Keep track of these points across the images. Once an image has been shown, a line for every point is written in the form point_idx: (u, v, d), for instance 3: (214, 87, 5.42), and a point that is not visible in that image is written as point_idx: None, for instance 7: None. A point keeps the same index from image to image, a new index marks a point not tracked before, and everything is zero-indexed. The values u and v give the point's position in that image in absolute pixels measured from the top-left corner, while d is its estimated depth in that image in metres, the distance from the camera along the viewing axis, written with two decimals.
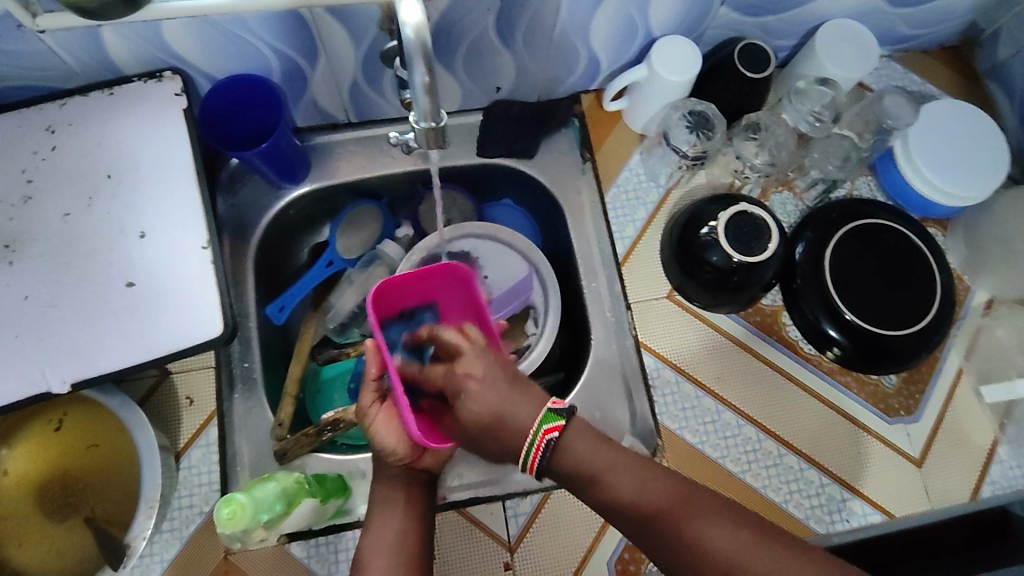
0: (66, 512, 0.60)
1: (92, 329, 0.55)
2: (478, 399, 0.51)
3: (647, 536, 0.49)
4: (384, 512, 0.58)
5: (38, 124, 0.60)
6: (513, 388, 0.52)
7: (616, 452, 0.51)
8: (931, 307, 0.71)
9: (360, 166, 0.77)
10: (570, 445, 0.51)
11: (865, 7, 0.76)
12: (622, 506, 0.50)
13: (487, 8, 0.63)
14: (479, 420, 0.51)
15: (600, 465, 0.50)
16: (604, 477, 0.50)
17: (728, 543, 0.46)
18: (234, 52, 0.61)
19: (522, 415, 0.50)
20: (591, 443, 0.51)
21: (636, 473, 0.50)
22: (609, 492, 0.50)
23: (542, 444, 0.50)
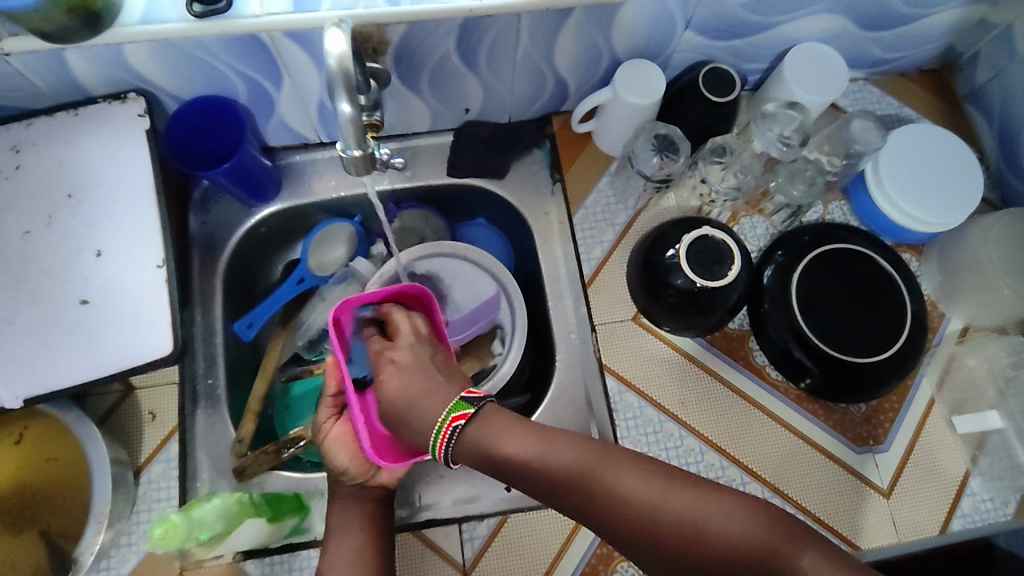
0: (22, 524, 0.60)
1: (46, 346, 0.56)
2: (394, 389, 0.58)
3: (562, 497, 0.51)
4: (345, 519, 0.60)
5: (5, 144, 0.61)
6: (436, 369, 0.59)
7: (519, 424, 0.53)
8: (902, 333, 0.70)
9: (330, 185, 0.78)
10: (476, 428, 0.53)
11: (835, 31, 0.75)
12: (532, 478, 0.51)
13: (446, 33, 0.63)
14: (393, 404, 0.58)
15: (503, 440, 0.52)
16: (512, 454, 0.51)
17: (635, 490, 0.49)
18: (198, 74, 0.62)
19: (426, 405, 0.55)
20: (493, 419, 0.53)
21: (539, 439, 0.52)
22: (517, 464, 0.51)
23: (447, 432, 0.53)
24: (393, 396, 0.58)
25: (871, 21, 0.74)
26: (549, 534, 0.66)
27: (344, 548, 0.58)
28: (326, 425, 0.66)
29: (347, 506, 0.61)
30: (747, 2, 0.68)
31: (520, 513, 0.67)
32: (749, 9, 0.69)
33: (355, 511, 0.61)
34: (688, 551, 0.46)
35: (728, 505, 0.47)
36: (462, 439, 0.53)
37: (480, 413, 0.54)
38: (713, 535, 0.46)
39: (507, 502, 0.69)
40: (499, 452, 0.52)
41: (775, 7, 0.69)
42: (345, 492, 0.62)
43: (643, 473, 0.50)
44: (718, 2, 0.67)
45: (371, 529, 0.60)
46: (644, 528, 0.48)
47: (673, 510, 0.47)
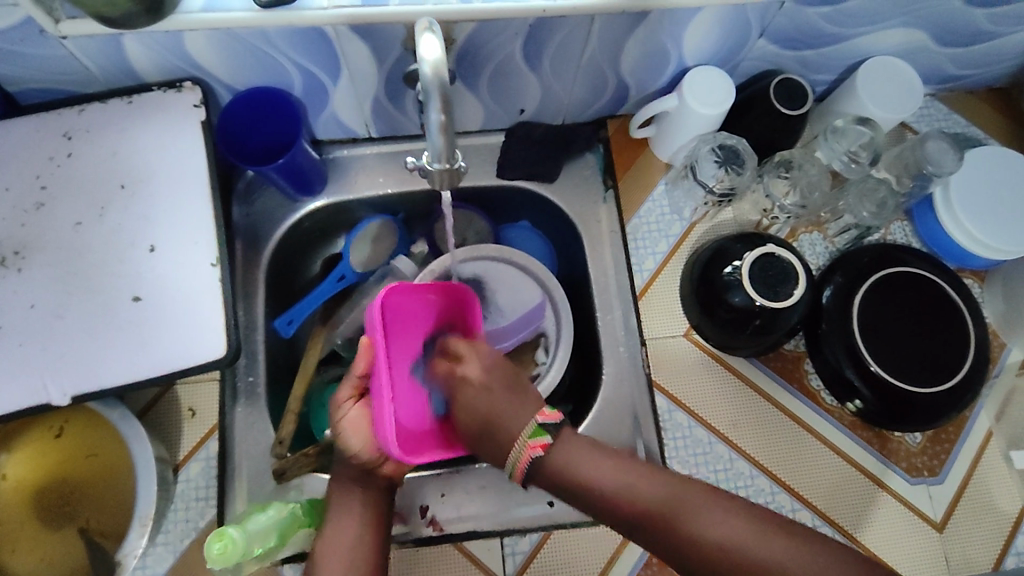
0: (62, 520, 0.59)
1: (96, 342, 0.54)
2: (474, 405, 0.59)
3: (645, 533, 0.52)
4: (345, 507, 0.58)
5: (56, 130, 0.59)
6: (508, 393, 0.59)
7: (603, 457, 0.55)
8: (963, 363, 0.68)
9: (377, 181, 0.76)
10: (557, 455, 0.54)
11: (911, 45, 0.72)
12: (613, 510, 0.53)
13: (515, 32, 0.61)
14: (475, 433, 0.58)
15: (585, 470, 0.54)
16: (596, 486, 0.53)
17: (722, 533, 0.49)
18: (255, 65, 0.60)
19: (514, 425, 0.56)
20: (573, 447, 0.54)
21: (623, 471, 0.54)
22: (600, 493, 0.53)
23: (527, 457, 0.54)
24: (468, 416, 0.59)
25: (949, 37, 0.71)
26: (593, 550, 0.65)
27: (338, 540, 0.56)
28: (346, 406, 0.62)
29: (347, 491, 0.58)
30: (827, 12, 0.65)
31: (564, 530, 0.65)
32: (828, 19, 0.66)
33: (354, 498, 0.58)
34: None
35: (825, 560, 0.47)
36: (546, 463, 0.54)
37: (560, 440, 0.55)
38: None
39: (548, 517, 0.66)
40: (582, 479, 0.53)
41: (854, 19, 0.66)
42: (348, 473, 0.59)
43: (731, 516, 0.50)
44: (797, 11, 0.64)
45: (370, 520, 0.57)
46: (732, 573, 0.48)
47: (758, 556, 0.48)
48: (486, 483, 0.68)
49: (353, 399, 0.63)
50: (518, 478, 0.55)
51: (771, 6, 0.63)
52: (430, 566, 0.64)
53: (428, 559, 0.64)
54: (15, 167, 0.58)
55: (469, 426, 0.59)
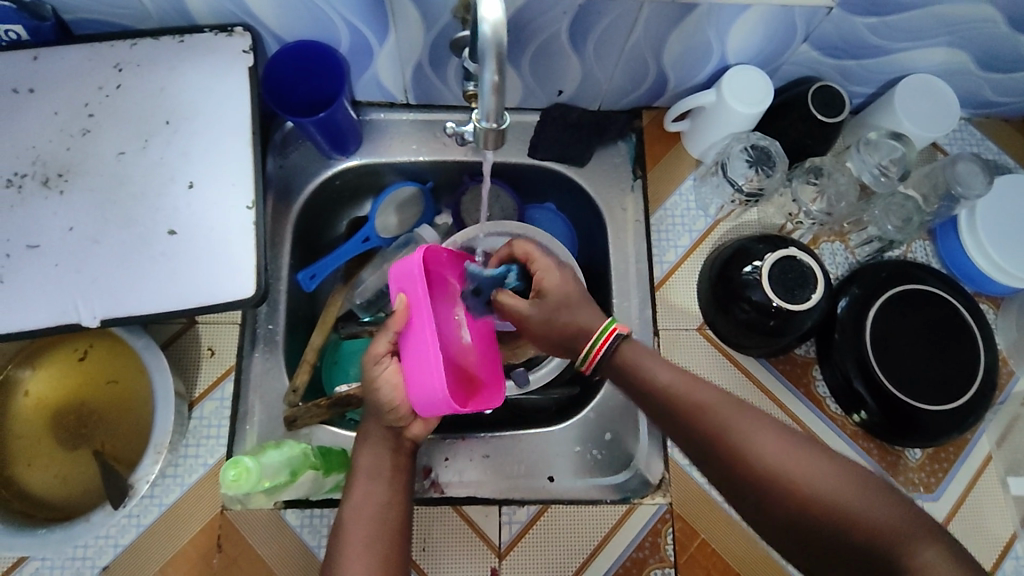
0: (77, 442, 0.61)
1: (128, 270, 0.55)
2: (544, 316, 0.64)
3: (688, 435, 0.55)
4: (375, 469, 0.59)
5: (107, 61, 0.60)
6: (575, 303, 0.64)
7: (662, 362, 0.59)
8: (969, 386, 0.68)
9: (411, 147, 0.76)
10: (618, 350, 0.60)
11: (952, 66, 0.72)
12: (660, 406, 0.57)
13: (563, 11, 0.62)
14: (550, 331, 0.63)
15: (658, 374, 0.57)
16: (652, 382, 0.57)
17: (759, 443, 0.50)
18: (306, 17, 0.60)
19: (589, 322, 0.62)
20: (641, 353, 0.59)
21: (677, 377, 0.57)
22: (654, 389, 0.57)
23: (606, 341, 0.60)
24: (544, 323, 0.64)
25: (992, 61, 0.71)
26: (588, 527, 0.66)
27: (366, 505, 0.57)
28: (382, 362, 0.59)
29: (377, 454, 0.60)
30: (873, 23, 0.65)
31: (561, 505, 0.67)
32: (873, 31, 0.66)
33: (384, 464, 0.59)
34: (811, 510, 0.47)
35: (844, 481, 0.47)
36: (614, 353, 0.60)
37: (629, 344, 0.60)
38: (841, 506, 0.46)
39: (546, 491, 0.68)
40: (636, 371, 0.59)
41: (900, 32, 0.67)
42: (378, 437, 0.60)
43: (788, 440, 0.51)
44: (844, 18, 0.65)
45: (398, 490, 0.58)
46: (777, 490, 0.49)
47: (805, 475, 0.48)
48: (490, 452, 0.70)
49: (389, 355, 0.60)
50: (594, 369, 0.61)
51: (819, 12, 0.63)
52: (428, 526, 0.65)
53: (427, 519, 0.66)
54: (64, 93, 0.60)
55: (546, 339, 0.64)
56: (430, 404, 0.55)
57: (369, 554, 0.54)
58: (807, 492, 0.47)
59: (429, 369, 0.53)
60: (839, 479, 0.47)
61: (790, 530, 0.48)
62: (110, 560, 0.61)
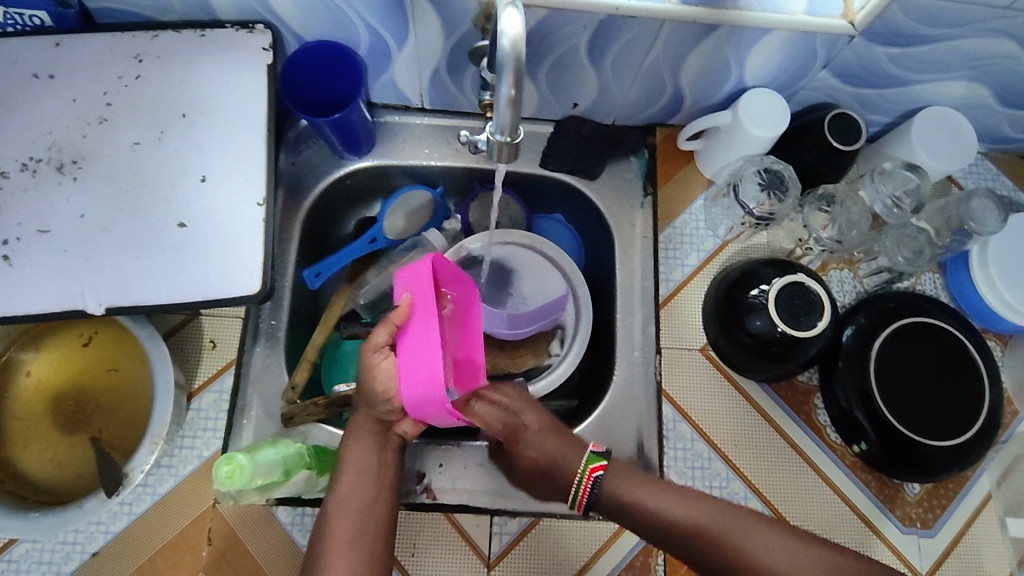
0: (75, 427, 0.61)
1: (136, 259, 0.56)
2: (534, 451, 0.64)
3: (692, 552, 0.58)
4: (361, 465, 0.59)
5: (128, 51, 0.61)
6: (557, 435, 0.65)
7: (651, 484, 0.61)
8: (973, 424, 0.67)
9: (423, 152, 0.77)
10: (612, 482, 0.61)
11: (972, 100, 0.72)
12: (664, 532, 0.59)
13: (584, 26, 0.62)
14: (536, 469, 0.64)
15: (647, 500, 0.60)
16: (651, 510, 0.59)
17: (762, 551, 0.56)
18: (327, 19, 0.61)
19: (572, 460, 0.63)
20: (627, 480, 0.61)
21: (668, 498, 0.60)
22: (654, 517, 0.59)
23: (588, 481, 0.61)
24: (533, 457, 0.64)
25: (1012, 98, 0.71)
26: (579, 543, 0.66)
27: (351, 500, 0.57)
28: (380, 353, 0.57)
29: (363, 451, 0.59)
30: (894, 53, 0.65)
31: (552, 518, 0.66)
32: (894, 61, 0.66)
33: (371, 457, 0.59)
34: None
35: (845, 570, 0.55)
36: (604, 489, 0.61)
37: (612, 467, 0.62)
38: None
39: (539, 505, 0.67)
40: (634, 502, 0.60)
41: (920, 64, 0.66)
42: (365, 429, 0.60)
43: (779, 534, 0.57)
44: (865, 47, 0.64)
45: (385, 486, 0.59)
46: None
47: (803, 570, 0.55)
48: (484, 461, 0.69)
49: (389, 347, 0.57)
50: (584, 510, 0.62)
51: (840, 39, 0.63)
52: (419, 530, 0.65)
53: (418, 523, 0.66)
54: (84, 81, 0.60)
55: (535, 468, 0.64)
56: (425, 403, 0.53)
57: (352, 552, 0.55)
58: None
59: (430, 365, 0.52)
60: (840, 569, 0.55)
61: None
62: (101, 547, 0.61)
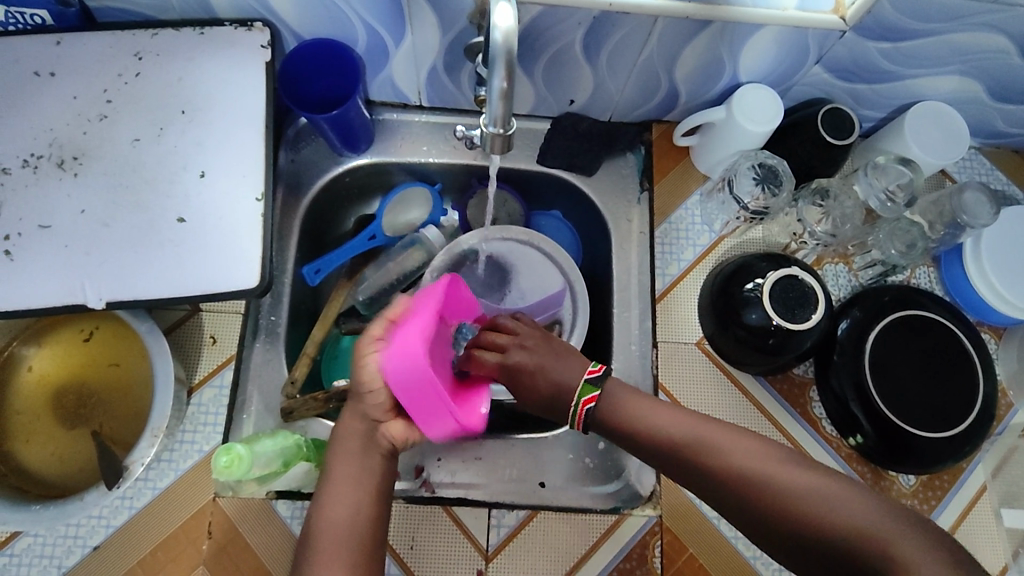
0: (76, 421, 0.61)
1: (136, 255, 0.56)
2: (534, 375, 0.63)
3: (685, 466, 0.57)
4: (347, 470, 0.58)
5: (128, 49, 0.62)
6: (552, 354, 0.63)
7: (650, 401, 0.60)
8: (968, 415, 0.68)
9: (421, 149, 0.77)
10: (609, 397, 0.60)
11: (964, 95, 0.72)
12: (657, 445, 0.58)
13: (578, 22, 0.62)
14: (541, 394, 0.62)
15: (642, 412, 0.59)
16: (646, 423, 0.58)
17: (755, 466, 0.54)
18: (324, 16, 0.61)
19: (567, 376, 0.62)
20: (627, 396, 0.60)
21: (664, 413, 0.59)
22: (648, 431, 0.58)
23: (583, 412, 0.60)
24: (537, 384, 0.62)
25: (1004, 92, 0.71)
26: (577, 534, 0.66)
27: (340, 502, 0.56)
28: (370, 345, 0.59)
29: (350, 455, 0.58)
30: (886, 48, 0.65)
31: (550, 511, 0.67)
32: (885, 56, 0.67)
33: (359, 457, 0.58)
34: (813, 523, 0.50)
35: (842, 492, 0.51)
36: (601, 405, 0.60)
37: (608, 392, 0.60)
38: (828, 509, 0.50)
39: (537, 497, 0.69)
40: (628, 417, 0.59)
41: (911, 59, 0.67)
42: (354, 432, 0.60)
43: (773, 452, 0.55)
44: (857, 42, 0.65)
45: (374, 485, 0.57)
46: (773, 505, 0.52)
47: (797, 486, 0.52)
48: (483, 454, 0.70)
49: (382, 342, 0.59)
50: (585, 430, 0.61)
51: (832, 35, 0.63)
52: (418, 524, 0.65)
53: (417, 517, 0.66)
54: (85, 79, 0.61)
55: (540, 394, 0.62)
56: (409, 384, 0.53)
57: (341, 555, 0.54)
58: (811, 510, 0.51)
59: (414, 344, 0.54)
60: (837, 490, 0.51)
61: (791, 541, 0.52)
62: (102, 540, 0.61)
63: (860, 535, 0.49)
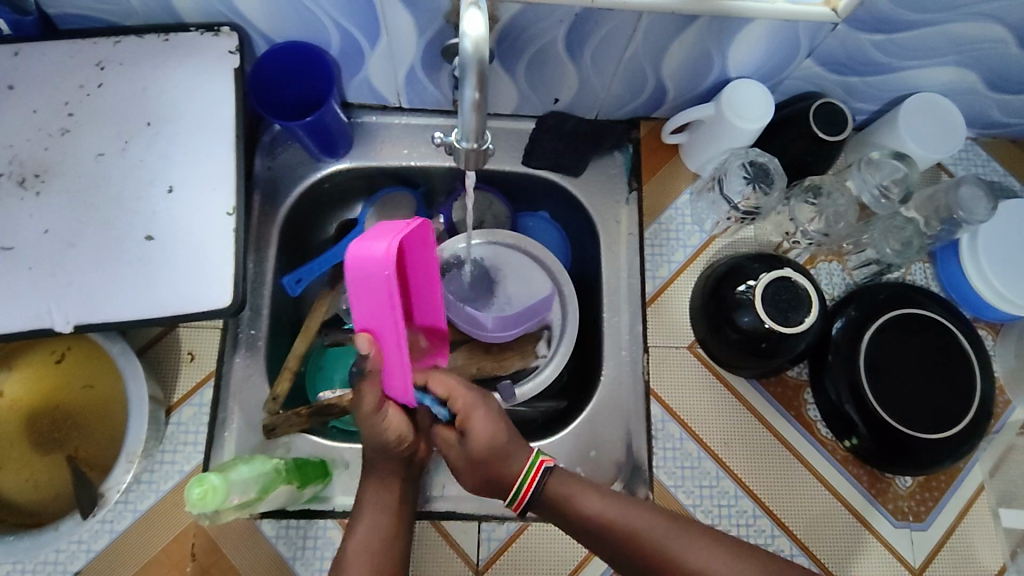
0: (50, 445, 0.60)
1: (104, 275, 0.55)
2: (478, 451, 0.55)
3: (633, 565, 0.52)
4: (377, 504, 0.57)
5: (89, 59, 0.59)
6: (507, 434, 0.56)
7: (593, 490, 0.55)
8: (965, 415, 0.66)
9: (401, 152, 0.75)
10: (554, 483, 0.55)
11: (960, 86, 0.70)
12: (603, 540, 0.53)
13: (560, 20, 0.60)
14: (481, 469, 0.55)
15: (586, 505, 0.54)
16: (591, 517, 0.53)
17: (711, 565, 0.50)
18: (294, 19, 0.59)
19: (517, 457, 0.55)
20: (570, 485, 0.55)
21: (610, 505, 0.54)
22: (591, 525, 0.53)
23: (535, 476, 0.54)
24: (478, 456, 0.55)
25: (1001, 83, 0.69)
26: (569, 546, 0.65)
27: (371, 528, 0.55)
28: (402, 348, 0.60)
29: (384, 492, 0.58)
30: (879, 40, 0.63)
31: (540, 523, 0.66)
32: (879, 48, 0.64)
33: (393, 496, 0.58)
34: None
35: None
36: (547, 488, 0.55)
37: (552, 480, 0.55)
38: None
39: None
40: (574, 508, 0.54)
41: (906, 51, 0.65)
42: (390, 469, 0.58)
43: (733, 553, 0.51)
44: (850, 35, 0.63)
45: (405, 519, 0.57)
46: None
47: None
48: None
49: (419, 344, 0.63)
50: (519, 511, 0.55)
51: (823, 28, 0.61)
52: None
53: None
54: (45, 91, 0.58)
55: (475, 467, 0.56)
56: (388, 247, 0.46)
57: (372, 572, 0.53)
58: None
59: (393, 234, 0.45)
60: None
61: None
62: (82, 566, 0.60)
63: None
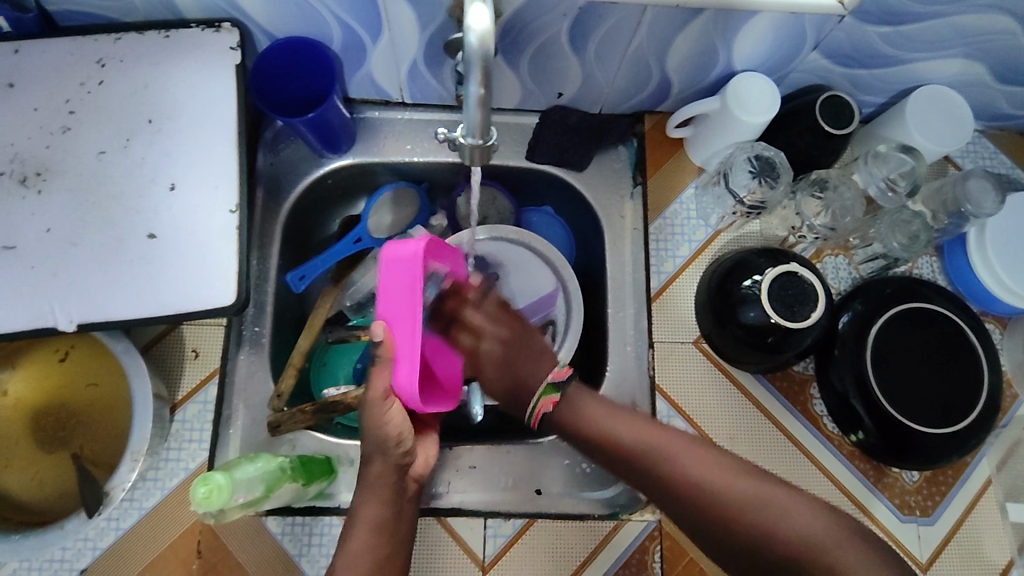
0: (55, 445, 0.60)
1: (107, 274, 0.54)
2: (502, 370, 0.64)
3: (636, 472, 0.57)
4: (369, 514, 0.54)
5: (90, 56, 0.59)
6: (524, 354, 0.64)
7: (607, 408, 0.60)
8: (972, 409, 0.66)
9: (404, 148, 0.74)
10: (568, 404, 0.61)
11: (968, 78, 0.70)
12: (610, 453, 0.58)
13: (563, 13, 0.59)
14: (504, 386, 0.64)
15: (597, 419, 0.60)
16: (599, 430, 0.59)
17: (705, 476, 0.54)
18: (296, 14, 0.58)
19: (535, 372, 0.63)
20: (583, 399, 0.61)
21: (620, 421, 0.59)
22: (600, 438, 0.59)
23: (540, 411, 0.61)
24: (501, 378, 0.64)
25: (1009, 74, 0.68)
26: (575, 542, 0.65)
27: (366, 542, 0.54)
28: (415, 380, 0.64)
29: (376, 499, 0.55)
30: (886, 32, 0.63)
31: (546, 520, 0.66)
32: (886, 40, 0.64)
33: (388, 505, 0.55)
34: (761, 531, 0.50)
35: (816, 518, 0.50)
36: (560, 408, 0.61)
37: (569, 396, 0.61)
38: (776, 524, 0.50)
39: (533, 504, 0.67)
40: (584, 424, 0.60)
41: (913, 43, 0.64)
42: (386, 477, 0.56)
43: (728, 464, 0.55)
44: (857, 27, 0.62)
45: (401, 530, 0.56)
46: (722, 513, 0.52)
47: (748, 497, 0.52)
48: (478, 464, 0.68)
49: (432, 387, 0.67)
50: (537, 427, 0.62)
51: (830, 20, 0.61)
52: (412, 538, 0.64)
53: None
54: (45, 88, 0.58)
55: (501, 390, 0.64)
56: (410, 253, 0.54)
57: None
58: (758, 516, 0.51)
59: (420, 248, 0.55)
60: (801, 509, 0.51)
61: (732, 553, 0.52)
62: (88, 564, 0.60)
63: (802, 548, 0.48)
